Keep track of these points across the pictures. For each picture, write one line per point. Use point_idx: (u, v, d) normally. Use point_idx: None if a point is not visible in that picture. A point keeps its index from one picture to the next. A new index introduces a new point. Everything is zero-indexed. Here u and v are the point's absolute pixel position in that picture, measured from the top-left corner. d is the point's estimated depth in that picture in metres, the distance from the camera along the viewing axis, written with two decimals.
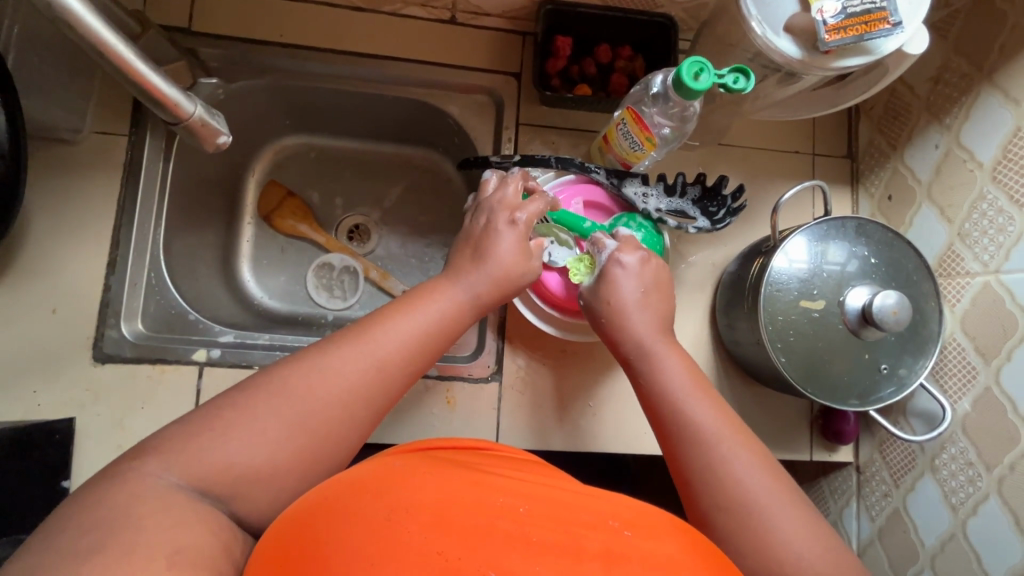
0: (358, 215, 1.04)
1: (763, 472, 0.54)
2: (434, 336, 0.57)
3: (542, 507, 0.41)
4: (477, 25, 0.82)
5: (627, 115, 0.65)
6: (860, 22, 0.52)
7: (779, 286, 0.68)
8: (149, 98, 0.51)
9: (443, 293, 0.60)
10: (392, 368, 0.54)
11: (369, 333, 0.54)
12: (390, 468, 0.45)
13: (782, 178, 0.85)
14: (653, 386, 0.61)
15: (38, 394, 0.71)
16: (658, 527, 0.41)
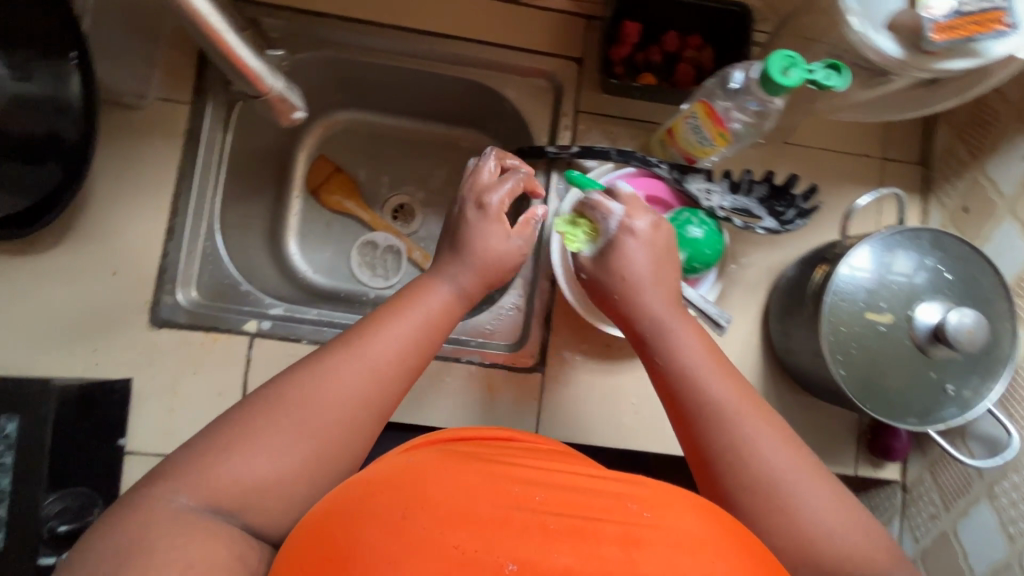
0: (403, 195, 1.03)
1: (794, 456, 0.52)
2: (420, 332, 0.57)
3: (559, 493, 0.40)
4: (542, 7, 0.80)
5: (700, 108, 0.63)
6: (971, 22, 0.49)
7: (843, 295, 0.65)
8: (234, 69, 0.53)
9: (434, 291, 0.60)
10: (390, 369, 0.54)
11: (364, 335, 0.54)
12: (402, 462, 0.44)
13: (849, 183, 0.82)
14: (670, 370, 0.57)
15: (98, 353, 0.73)
16: (675, 502, 0.40)
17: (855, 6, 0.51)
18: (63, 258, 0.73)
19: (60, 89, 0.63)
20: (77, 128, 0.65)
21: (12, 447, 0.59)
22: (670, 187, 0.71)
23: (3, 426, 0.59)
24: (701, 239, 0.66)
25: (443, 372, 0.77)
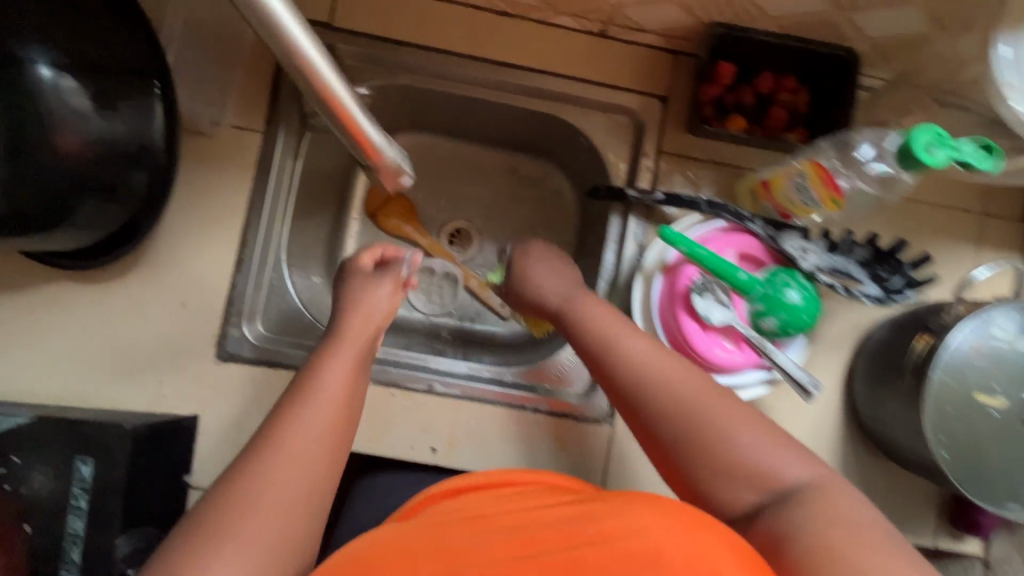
0: (460, 218, 1.00)
1: (771, 445, 0.50)
2: (348, 397, 0.57)
3: (502, 535, 0.45)
4: (629, 40, 0.75)
5: (809, 168, 0.59)
6: None
7: (953, 372, 0.61)
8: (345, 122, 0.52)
9: (333, 359, 0.58)
10: (331, 433, 0.54)
11: (299, 400, 0.54)
12: (378, 534, 0.48)
13: (957, 240, 0.75)
14: (632, 393, 0.55)
15: (165, 385, 0.72)
16: (623, 511, 0.44)
17: (1014, 81, 0.50)
18: (133, 287, 0.72)
19: (140, 124, 0.61)
20: (154, 165, 0.65)
21: (87, 490, 0.59)
22: (764, 245, 0.67)
23: (79, 469, 0.59)
24: (799, 305, 0.63)
25: (509, 419, 0.75)
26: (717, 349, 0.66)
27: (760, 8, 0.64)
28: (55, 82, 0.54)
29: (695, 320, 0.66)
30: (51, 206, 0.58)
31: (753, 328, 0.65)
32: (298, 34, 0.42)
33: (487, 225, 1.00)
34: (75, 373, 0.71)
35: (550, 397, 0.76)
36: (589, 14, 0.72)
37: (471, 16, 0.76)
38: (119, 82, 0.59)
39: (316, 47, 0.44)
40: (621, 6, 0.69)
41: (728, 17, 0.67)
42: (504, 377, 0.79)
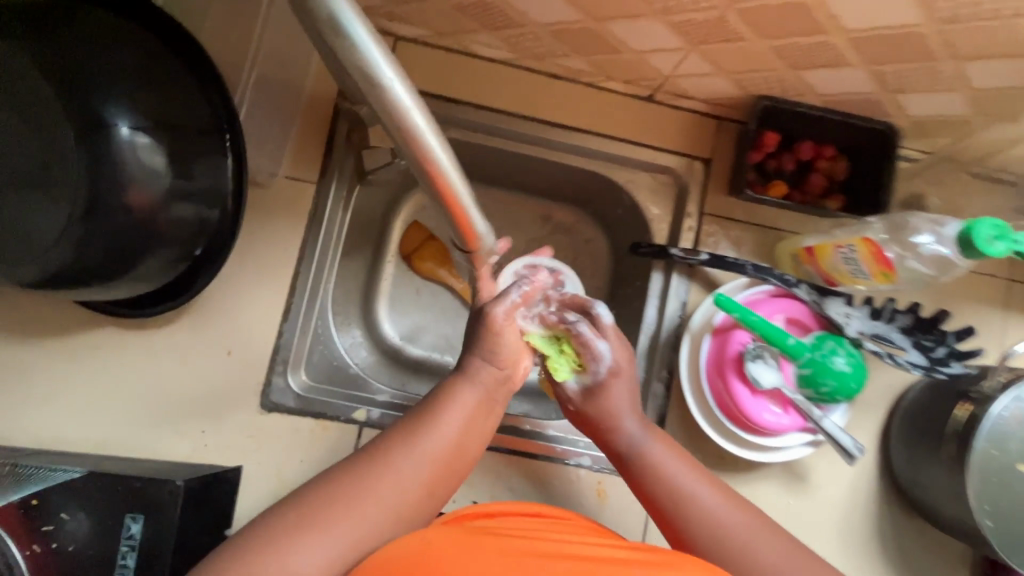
0: None
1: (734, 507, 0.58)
2: (463, 437, 0.56)
3: (566, 564, 0.49)
4: (676, 106, 0.78)
5: (860, 244, 0.60)
6: None
7: (995, 443, 0.63)
8: (422, 167, 0.46)
9: (461, 396, 0.57)
10: (437, 473, 0.54)
11: (412, 436, 0.54)
12: (423, 534, 0.50)
13: (985, 309, 0.78)
14: (654, 488, 0.60)
15: (206, 434, 0.71)
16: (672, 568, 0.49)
17: None
18: (179, 335, 0.72)
19: (211, 176, 0.62)
20: (219, 215, 0.66)
21: (135, 548, 0.58)
22: (809, 309, 0.69)
23: (129, 526, 0.58)
24: (847, 373, 0.65)
25: (550, 473, 0.76)
26: (764, 412, 0.67)
27: (811, 87, 0.67)
28: (133, 140, 0.54)
29: (745, 384, 0.67)
30: (118, 259, 0.57)
31: (801, 394, 0.67)
32: (423, 126, 0.43)
33: None
34: (115, 421, 0.70)
35: (591, 450, 0.77)
36: (640, 81, 0.74)
37: (524, 76, 0.78)
38: (193, 142, 0.59)
39: (434, 134, 0.44)
40: (673, 76, 0.71)
41: (775, 92, 0.69)
42: (546, 430, 0.79)
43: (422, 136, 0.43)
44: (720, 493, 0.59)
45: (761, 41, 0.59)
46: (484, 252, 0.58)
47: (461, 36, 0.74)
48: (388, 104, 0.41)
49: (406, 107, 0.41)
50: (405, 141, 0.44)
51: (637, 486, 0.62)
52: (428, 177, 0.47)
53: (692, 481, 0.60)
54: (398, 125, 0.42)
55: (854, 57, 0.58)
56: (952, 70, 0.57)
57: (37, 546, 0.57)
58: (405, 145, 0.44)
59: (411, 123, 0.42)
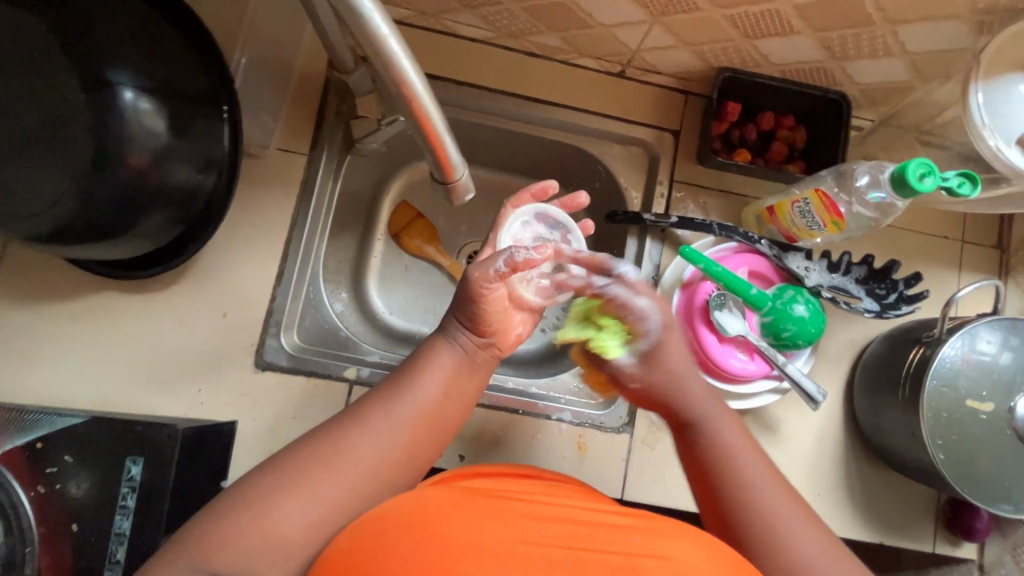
0: (478, 242, 0.99)
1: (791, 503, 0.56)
2: (443, 399, 0.60)
3: (559, 526, 0.45)
4: (645, 81, 0.84)
5: (813, 195, 0.65)
6: None
7: (945, 381, 0.68)
8: (396, 87, 0.47)
9: (440, 359, 0.61)
10: (415, 432, 0.58)
11: (392, 396, 0.58)
12: (414, 496, 0.49)
13: (940, 267, 0.82)
14: (705, 451, 0.60)
15: (202, 393, 0.74)
16: (673, 536, 0.45)
17: (987, 122, 0.58)
18: (177, 298, 0.75)
19: (209, 141, 0.66)
20: (216, 180, 0.69)
21: (135, 489, 0.61)
22: (770, 263, 0.74)
23: (129, 469, 0.61)
24: (806, 318, 0.70)
25: (533, 428, 0.79)
26: (734, 360, 0.72)
27: (765, 57, 0.72)
28: (135, 104, 0.58)
29: (712, 332, 0.73)
30: (119, 215, 0.61)
31: (765, 340, 0.72)
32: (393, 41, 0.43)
33: None
34: (112, 381, 0.72)
35: (571, 406, 0.81)
36: (610, 56, 0.80)
37: (503, 54, 0.83)
38: (193, 107, 0.64)
39: (406, 53, 0.45)
40: (640, 51, 0.77)
41: (734, 62, 0.75)
42: (529, 389, 0.83)
43: (395, 56, 0.44)
44: (769, 471, 0.58)
45: (715, 10, 0.64)
46: (461, 188, 0.58)
47: (443, 16, 0.79)
48: (358, 17, 0.42)
49: (375, 21, 0.42)
50: (377, 59, 0.44)
51: (687, 452, 0.62)
52: (403, 100, 0.48)
53: (744, 454, 0.59)
54: (374, 43, 0.43)
55: (799, 23, 0.64)
56: (887, 34, 0.63)
57: (41, 487, 0.60)
58: (378, 64, 0.45)
59: (385, 44, 0.43)
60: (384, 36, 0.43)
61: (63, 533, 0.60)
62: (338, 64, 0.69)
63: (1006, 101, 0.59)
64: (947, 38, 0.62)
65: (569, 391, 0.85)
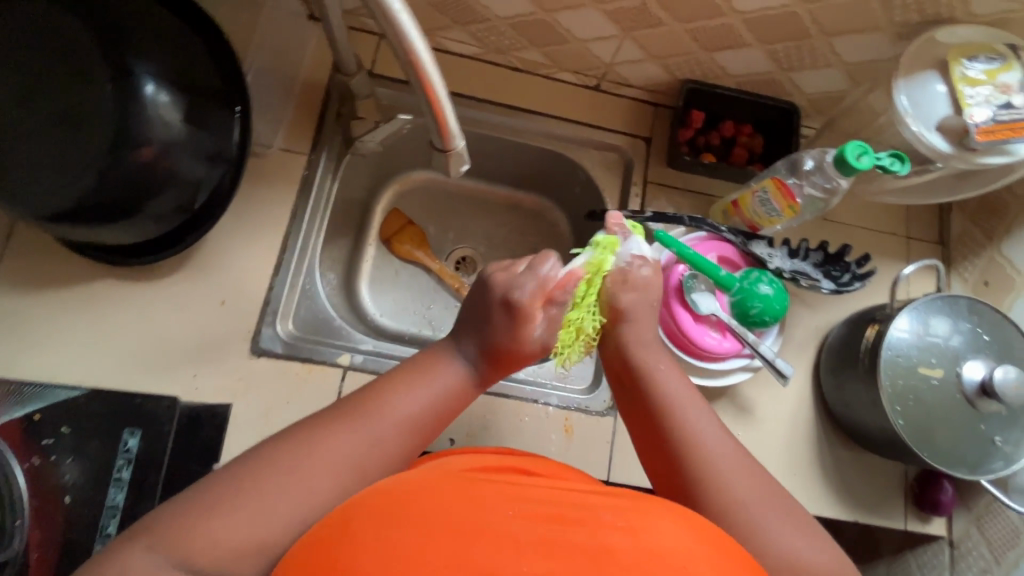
0: (466, 247, 1.03)
1: (785, 519, 0.52)
2: (436, 423, 0.55)
3: (530, 506, 0.45)
4: (618, 94, 0.92)
5: (770, 184, 0.73)
6: (1007, 129, 0.64)
7: (898, 351, 0.74)
8: (406, 61, 0.52)
9: (454, 364, 0.57)
10: (403, 448, 0.52)
11: (399, 396, 0.54)
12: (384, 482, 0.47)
13: (890, 260, 0.90)
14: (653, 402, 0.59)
15: (198, 378, 0.75)
16: (649, 513, 0.45)
17: (910, 111, 0.67)
18: (176, 286, 0.77)
19: (221, 132, 0.70)
20: (221, 176, 0.72)
21: (131, 461, 0.63)
22: (738, 250, 0.82)
23: (126, 441, 0.63)
24: (771, 296, 0.77)
25: (521, 411, 0.82)
26: (708, 335, 0.78)
27: (722, 69, 0.83)
28: (155, 97, 0.63)
29: (687, 311, 0.79)
30: (127, 195, 0.64)
31: (733, 318, 0.78)
32: (404, 18, 0.49)
33: (488, 249, 1.03)
34: (108, 365, 0.73)
35: (559, 392, 0.84)
36: (587, 70, 0.90)
37: (490, 69, 0.91)
38: (208, 100, 0.68)
39: (416, 29, 0.51)
40: (614, 65, 0.87)
41: (696, 74, 0.85)
42: (516, 374, 0.88)
43: (404, 28, 0.50)
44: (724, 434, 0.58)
45: (677, 24, 0.76)
46: (457, 157, 0.63)
47: (437, 33, 0.87)
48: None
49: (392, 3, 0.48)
50: (393, 35, 0.50)
51: (639, 412, 0.60)
52: (410, 68, 0.53)
53: (718, 448, 0.56)
54: (385, 14, 0.49)
55: (749, 35, 0.75)
56: (824, 46, 0.75)
57: (36, 459, 0.60)
58: (392, 38, 0.51)
59: (396, 18, 0.49)
60: (399, 17, 0.49)
61: (56, 506, 0.60)
62: (343, 67, 0.77)
63: (923, 93, 0.68)
64: (872, 47, 0.74)
65: (555, 376, 0.89)
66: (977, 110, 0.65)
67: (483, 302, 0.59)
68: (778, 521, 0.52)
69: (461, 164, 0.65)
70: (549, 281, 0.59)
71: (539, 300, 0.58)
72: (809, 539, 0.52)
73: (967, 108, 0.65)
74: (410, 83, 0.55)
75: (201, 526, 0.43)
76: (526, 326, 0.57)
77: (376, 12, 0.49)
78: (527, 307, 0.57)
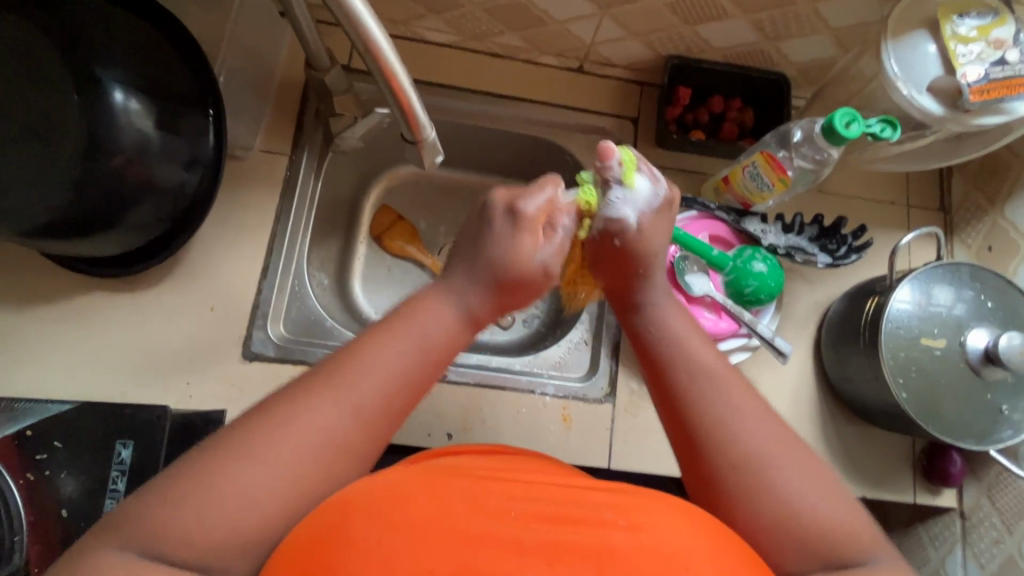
0: None
1: (811, 482, 0.49)
2: (424, 367, 0.52)
3: (532, 506, 0.44)
4: (602, 75, 0.90)
5: (759, 158, 0.71)
6: (1001, 87, 0.62)
7: (899, 323, 0.72)
8: (367, 53, 0.51)
9: (438, 310, 0.54)
10: (383, 402, 0.50)
11: (367, 350, 0.50)
12: (377, 480, 0.46)
13: (889, 230, 0.88)
14: (662, 352, 0.57)
15: (191, 386, 0.74)
16: (655, 511, 0.44)
17: (899, 74, 0.64)
18: (163, 294, 0.77)
19: (195, 137, 0.70)
20: (200, 180, 0.72)
21: (125, 472, 0.63)
22: (730, 228, 0.80)
23: (120, 452, 0.63)
24: (765, 274, 0.76)
25: (518, 402, 0.81)
26: (702, 317, 0.77)
27: (706, 42, 0.80)
28: (125, 105, 0.62)
29: (680, 292, 0.77)
30: (104, 206, 0.64)
31: (729, 298, 0.77)
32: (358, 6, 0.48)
33: None
34: (101, 378, 0.73)
35: (556, 381, 0.84)
36: (568, 52, 0.87)
37: (470, 58, 0.89)
38: (180, 105, 0.68)
39: (373, 18, 0.49)
40: (595, 45, 0.85)
41: (680, 50, 0.83)
42: (512, 365, 0.87)
43: (361, 19, 0.48)
44: (740, 382, 0.55)
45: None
46: (430, 147, 0.62)
47: (412, 23, 0.85)
48: None
49: None
50: (353, 27, 0.49)
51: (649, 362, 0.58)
52: (370, 58, 0.52)
53: (739, 407, 0.52)
54: (340, 4, 0.47)
55: (731, 6, 0.73)
56: (809, 11, 0.72)
57: (30, 475, 0.60)
58: (350, 29, 0.49)
59: (351, 7, 0.47)
60: (355, 8, 0.48)
61: (52, 520, 0.60)
62: (316, 62, 0.76)
63: (913, 55, 0.65)
64: (860, 8, 0.71)
65: (552, 366, 0.88)
66: (969, 69, 0.62)
67: (477, 229, 0.58)
68: (800, 482, 0.49)
69: (435, 154, 0.64)
70: (551, 198, 0.59)
71: (543, 216, 0.58)
72: (834, 500, 0.49)
73: (958, 67, 0.63)
74: (374, 76, 0.54)
75: (184, 532, 0.42)
76: (527, 240, 0.56)
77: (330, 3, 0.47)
78: (527, 223, 0.56)
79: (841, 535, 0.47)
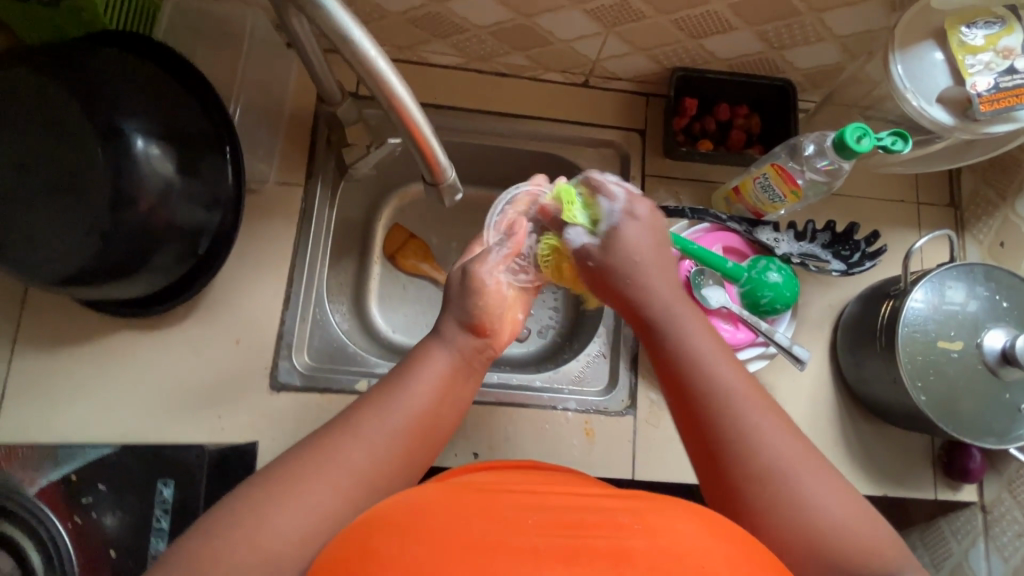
0: None
1: (830, 492, 0.50)
2: (438, 406, 0.56)
3: (547, 516, 0.44)
4: (607, 87, 0.91)
5: (770, 170, 0.72)
6: (1012, 95, 0.62)
7: (916, 326, 0.73)
8: (391, 107, 0.53)
9: (435, 357, 0.58)
10: (409, 440, 0.53)
11: (387, 394, 0.54)
12: (401, 500, 0.47)
13: (901, 229, 0.88)
14: (682, 369, 0.57)
15: (222, 419, 0.76)
16: (671, 515, 0.45)
17: (909, 86, 0.65)
18: (189, 330, 0.79)
19: (214, 178, 0.71)
20: (220, 218, 0.73)
21: (168, 510, 0.66)
22: (742, 238, 0.81)
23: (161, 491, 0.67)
24: (780, 284, 0.77)
25: (541, 419, 0.83)
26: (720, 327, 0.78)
27: (712, 54, 0.81)
28: (146, 151, 0.64)
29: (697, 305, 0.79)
30: (131, 252, 0.65)
31: (745, 308, 0.78)
32: (382, 65, 0.50)
33: None
34: (135, 416, 0.75)
35: (576, 396, 0.85)
36: (573, 68, 0.88)
37: (476, 78, 0.90)
38: (198, 147, 0.69)
39: (395, 73, 0.51)
40: (600, 61, 0.85)
41: (685, 61, 0.83)
42: (532, 382, 0.87)
43: (383, 74, 0.51)
44: (757, 391, 0.56)
45: (661, 16, 0.74)
46: (450, 188, 0.64)
47: (418, 48, 0.86)
48: (351, 47, 0.48)
49: (369, 52, 0.49)
50: (374, 82, 0.51)
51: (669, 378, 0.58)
52: (394, 112, 0.54)
53: (763, 423, 0.53)
54: (362, 62, 0.50)
55: (735, 19, 0.73)
56: (814, 21, 0.73)
57: (77, 518, 0.65)
58: (373, 84, 0.51)
59: (373, 64, 0.50)
60: (379, 65, 0.50)
61: (103, 559, 0.65)
62: (327, 96, 0.77)
63: (921, 66, 0.65)
64: (865, 17, 0.72)
65: (572, 380, 0.89)
66: (979, 78, 0.63)
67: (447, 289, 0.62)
68: (822, 492, 0.50)
69: (455, 193, 0.65)
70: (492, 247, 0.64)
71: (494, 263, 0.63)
72: (850, 510, 0.50)
73: (967, 77, 0.63)
74: (399, 130, 0.56)
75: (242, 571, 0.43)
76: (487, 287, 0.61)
77: (352, 61, 0.50)
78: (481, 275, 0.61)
79: (861, 542, 0.48)
